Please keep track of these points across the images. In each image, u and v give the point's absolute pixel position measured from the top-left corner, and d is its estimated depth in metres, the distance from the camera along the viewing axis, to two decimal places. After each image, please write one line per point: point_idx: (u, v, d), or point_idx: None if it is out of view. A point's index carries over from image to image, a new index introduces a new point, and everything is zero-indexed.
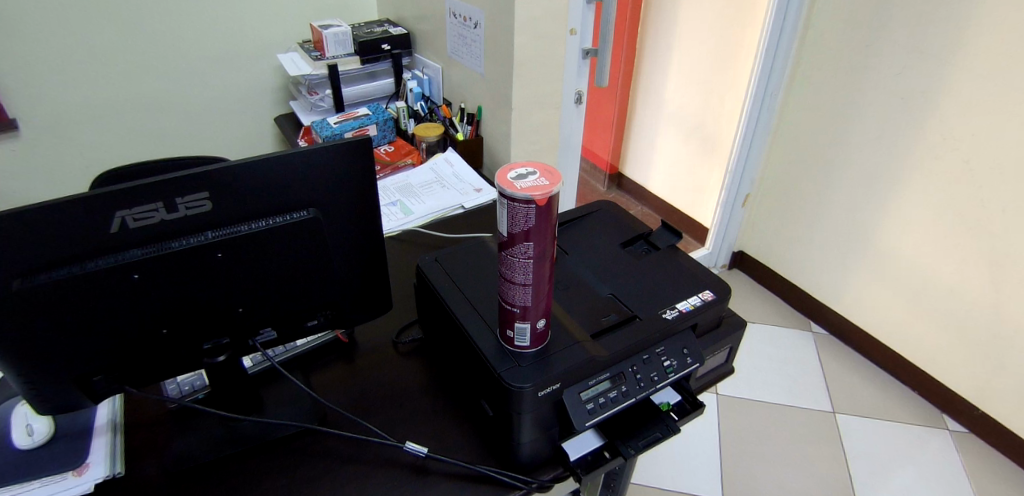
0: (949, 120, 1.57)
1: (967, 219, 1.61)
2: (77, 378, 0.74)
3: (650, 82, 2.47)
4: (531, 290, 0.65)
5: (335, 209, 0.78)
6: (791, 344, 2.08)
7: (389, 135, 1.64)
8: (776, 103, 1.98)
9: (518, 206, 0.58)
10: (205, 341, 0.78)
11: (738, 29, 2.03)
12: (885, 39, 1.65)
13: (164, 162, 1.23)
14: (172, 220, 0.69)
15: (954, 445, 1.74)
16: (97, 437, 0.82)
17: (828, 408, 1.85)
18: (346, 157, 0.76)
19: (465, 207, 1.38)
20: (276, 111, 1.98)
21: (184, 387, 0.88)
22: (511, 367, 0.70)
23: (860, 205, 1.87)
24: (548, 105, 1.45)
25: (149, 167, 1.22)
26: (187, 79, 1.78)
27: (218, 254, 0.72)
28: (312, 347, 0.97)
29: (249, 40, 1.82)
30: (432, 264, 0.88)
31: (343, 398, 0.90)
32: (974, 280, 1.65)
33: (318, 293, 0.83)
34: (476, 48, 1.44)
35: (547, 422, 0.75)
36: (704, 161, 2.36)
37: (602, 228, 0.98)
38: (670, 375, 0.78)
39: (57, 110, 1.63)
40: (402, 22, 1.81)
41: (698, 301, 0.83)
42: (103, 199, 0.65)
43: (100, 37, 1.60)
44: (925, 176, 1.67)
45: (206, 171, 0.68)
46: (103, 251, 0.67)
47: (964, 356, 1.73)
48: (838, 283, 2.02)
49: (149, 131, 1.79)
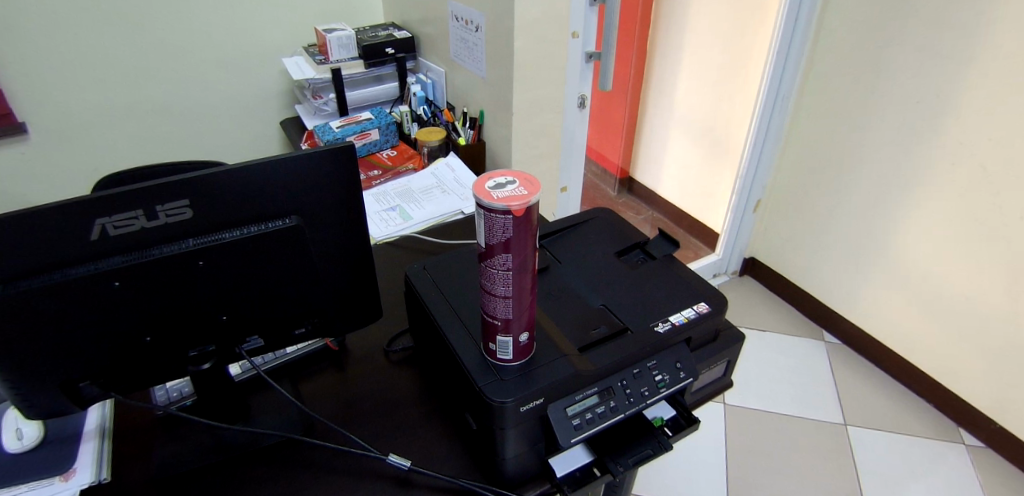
0: (966, 124, 1.52)
1: (982, 225, 1.56)
2: (63, 384, 0.73)
3: (660, 85, 2.43)
4: (512, 302, 0.63)
5: (319, 217, 0.77)
6: (802, 353, 2.03)
7: (391, 140, 1.63)
8: (788, 106, 1.93)
9: (495, 217, 0.57)
10: (190, 348, 0.78)
11: (749, 32, 1.99)
12: (899, 40, 1.60)
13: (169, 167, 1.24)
14: (153, 228, 0.68)
15: (969, 460, 1.67)
16: (85, 442, 0.82)
17: (839, 420, 1.80)
18: (329, 165, 0.74)
19: (464, 213, 1.36)
20: (282, 114, 1.99)
21: (172, 393, 0.88)
22: (493, 380, 0.68)
23: (873, 211, 1.81)
24: (550, 109, 1.43)
25: (149, 171, 1.23)
26: (193, 83, 1.79)
27: (199, 262, 0.71)
28: (301, 355, 0.96)
29: (255, 44, 1.83)
30: (419, 272, 0.87)
31: (331, 408, 0.89)
32: (991, 290, 1.59)
33: (303, 301, 0.82)
34: (478, 52, 1.42)
35: (532, 436, 0.73)
36: (714, 165, 2.32)
37: (597, 236, 0.95)
38: (662, 390, 0.76)
39: (64, 113, 1.65)
40: (407, 26, 1.81)
41: (692, 314, 0.80)
42: (83, 206, 0.64)
43: (107, 41, 1.62)
44: (940, 182, 1.62)
45: (187, 178, 0.67)
46: (83, 258, 0.66)
47: (980, 367, 1.67)
48: (851, 291, 1.97)
49: (156, 135, 1.81)
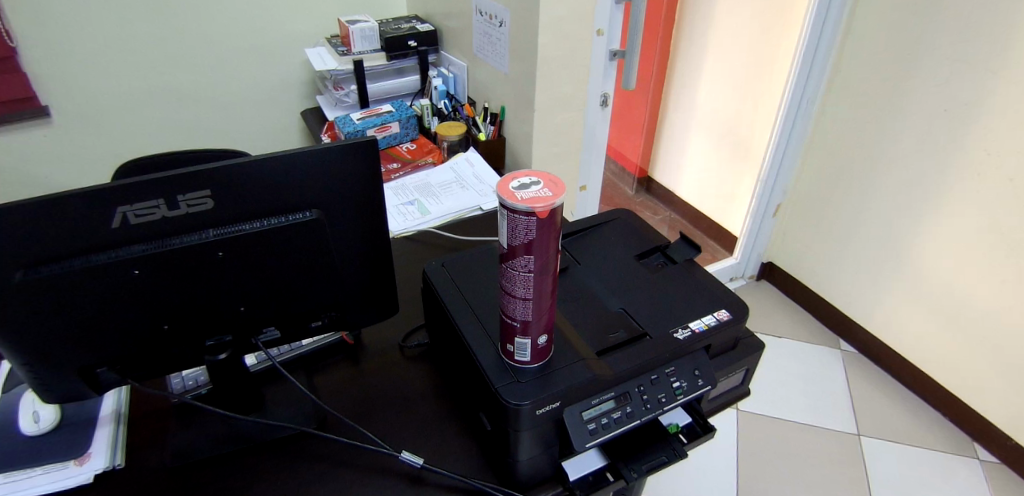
0: (994, 135, 1.48)
1: (1007, 238, 1.52)
2: (81, 369, 0.74)
3: (683, 84, 2.40)
4: (532, 304, 0.62)
5: (339, 210, 0.77)
6: (818, 361, 1.99)
7: (411, 133, 1.63)
8: (812, 111, 1.89)
9: (518, 218, 0.56)
10: (208, 338, 0.78)
11: (776, 33, 1.95)
12: (929, 48, 1.56)
13: (190, 155, 1.25)
14: (174, 217, 0.68)
15: (982, 476, 1.64)
16: (100, 427, 0.83)
17: (853, 430, 1.77)
18: (351, 159, 0.74)
19: (482, 209, 1.36)
20: (302, 105, 2.00)
21: (188, 382, 0.89)
22: (510, 382, 0.68)
23: (896, 220, 1.77)
24: (571, 107, 1.42)
25: (169, 158, 1.25)
26: (216, 71, 1.80)
27: (219, 252, 0.71)
28: (317, 347, 0.96)
29: (278, 33, 1.83)
30: (438, 269, 0.86)
31: (344, 401, 0.89)
32: (1013, 305, 1.54)
33: (321, 295, 0.82)
34: (501, 47, 1.41)
35: (546, 439, 0.72)
36: (735, 166, 2.28)
37: (618, 239, 0.94)
38: (679, 397, 0.74)
39: (89, 98, 1.68)
40: (430, 19, 1.80)
41: (713, 321, 0.79)
42: (105, 193, 0.64)
43: (132, 27, 1.64)
44: (967, 193, 1.57)
45: (209, 169, 0.67)
46: (103, 246, 0.67)
47: (997, 382, 1.63)
48: (870, 301, 1.93)
49: (177, 122, 1.83)
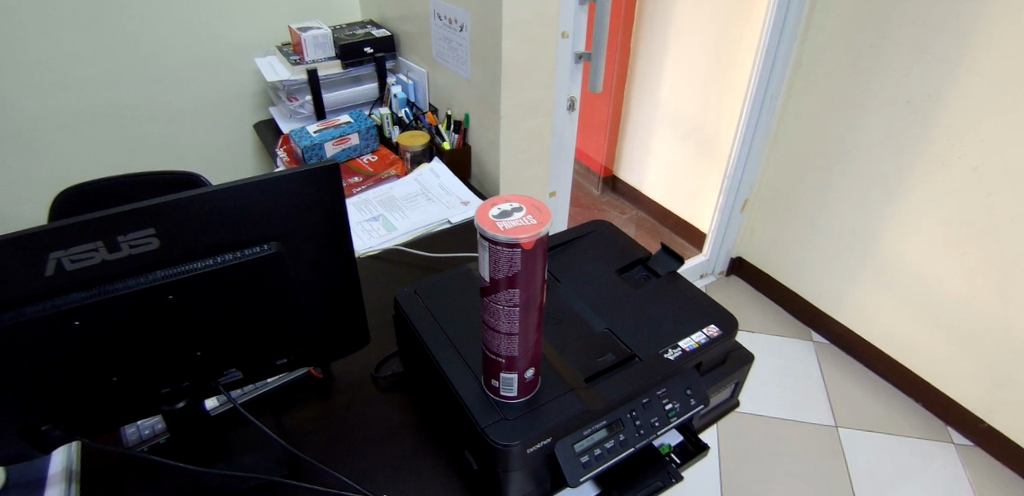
0: (957, 126, 1.51)
1: (972, 227, 1.56)
2: (22, 430, 0.65)
3: (645, 81, 2.39)
4: (517, 339, 0.58)
5: (301, 241, 0.71)
6: (791, 354, 2.02)
7: (372, 144, 1.56)
8: (776, 106, 1.91)
9: (500, 250, 0.51)
10: (163, 386, 0.71)
11: (737, 30, 1.96)
12: (890, 44, 1.59)
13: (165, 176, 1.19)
14: (116, 260, 0.61)
15: (958, 459, 1.69)
16: (50, 487, 0.76)
17: (830, 421, 1.79)
18: (308, 185, 0.68)
19: (451, 222, 1.31)
20: (255, 117, 1.89)
21: (144, 431, 0.82)
22: (496, 420, 0.64)
23: (862, 212, 1.81)
24: (540, 113, 1.38)
25: (134, 180, 1.19)
26: (162, 84, 1.69)
27: (170, 296, 0.64)
28: (283, 385, 0.90)
29: (223, 42, 1.73)
30: (411, 297, 0.81)
31: (315, 442, 0.83)
32: (982, 291, 1.59)
33: (285, 332, 0.75)
34: (463, 52, 1.36)
35: (538, 475, 0.68)
36: (702, 164, 2.29)
37: (595, 253, 0.91)
38: (673, 420, 0.71)
39: (21, 119, 1.55)
40: (385, 24, 1.73)
41: (703, 339, 0.76)
42: (34, 238, 0.56)
43: (66, 40, 1.51)
44: (931, 182, 1.61)
45: (154, 205, 0.60)
46: (40, 295, 0.59)
47: (969, 366, 1.68)
48: (840, 292, 1.96)
49: (121, 140, 1.71)
